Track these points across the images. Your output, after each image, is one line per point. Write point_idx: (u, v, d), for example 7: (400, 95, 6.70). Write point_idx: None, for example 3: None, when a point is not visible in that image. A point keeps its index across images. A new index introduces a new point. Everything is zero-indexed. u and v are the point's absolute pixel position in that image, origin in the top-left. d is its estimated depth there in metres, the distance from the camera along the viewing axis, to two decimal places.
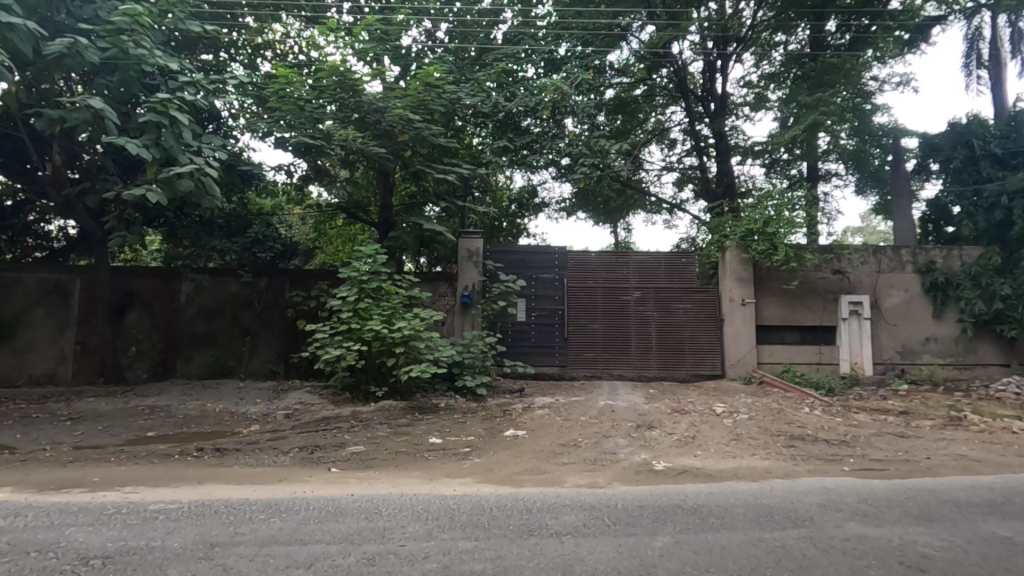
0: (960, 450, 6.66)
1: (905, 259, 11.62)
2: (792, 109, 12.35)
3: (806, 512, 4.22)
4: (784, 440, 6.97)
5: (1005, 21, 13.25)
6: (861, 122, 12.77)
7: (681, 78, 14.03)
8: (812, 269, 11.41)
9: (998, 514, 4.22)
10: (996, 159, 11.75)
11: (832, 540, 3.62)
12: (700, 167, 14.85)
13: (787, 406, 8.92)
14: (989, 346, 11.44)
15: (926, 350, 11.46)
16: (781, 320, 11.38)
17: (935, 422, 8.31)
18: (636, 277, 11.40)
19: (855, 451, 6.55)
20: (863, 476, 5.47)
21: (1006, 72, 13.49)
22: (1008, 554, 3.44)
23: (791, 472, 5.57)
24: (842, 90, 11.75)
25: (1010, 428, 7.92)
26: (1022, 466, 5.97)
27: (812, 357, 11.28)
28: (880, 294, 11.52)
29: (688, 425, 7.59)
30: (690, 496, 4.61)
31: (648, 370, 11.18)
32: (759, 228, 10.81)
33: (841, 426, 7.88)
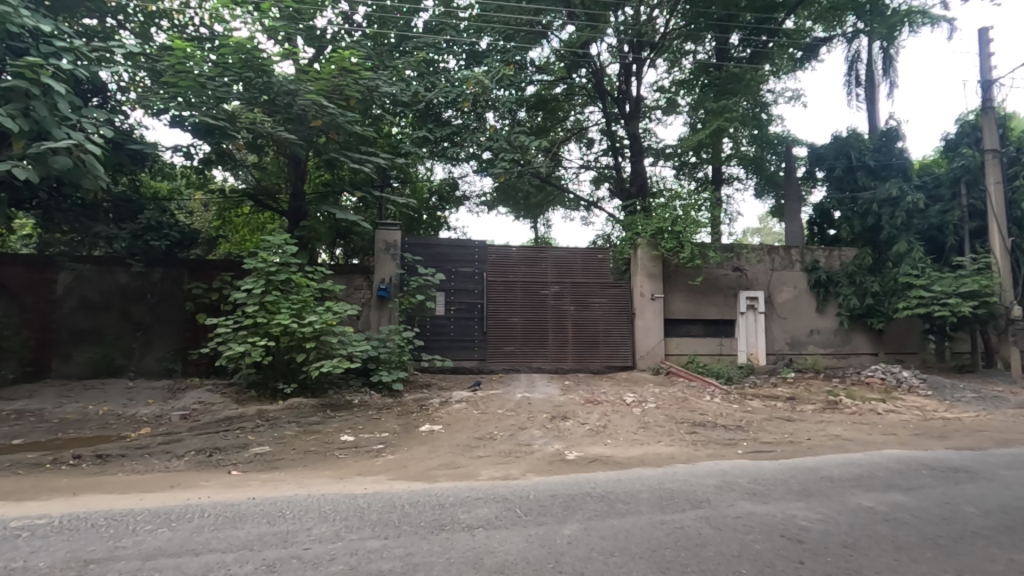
0: (836, 431, 7.42)
1: (794, 258, 12.73)
2: (699, 115, 13.12)
3: (703, 493, 4.52)
4: (686, 426, 7.43)
5: (879, 47, 14.83)
6: (760, 131, 13.89)
7: (598, 80, 14.45)
8: (715, 266, 12.20)
9: (864, 486, 4.75)
10: (870, 170, 13.15)
11: (725, 519, 3.90)
12: (616, 167, 15.43)
13: (690, 395, 9.51)
14: (863, 336, 12.79)
15: (810, 341, 12.64)
16: (686, 314, 12.10)
17: (816, 406, 9.20)
18: (554, 272, 11.65)
19: (748, 435, 7.09)
20: (755, 458, 5.94)
21: (879, 93, 15.09)
22: (870, 522, 3.88)
23: (691, 457, 5.94)
24: (743, 100, 12.58)
25: (876, 410, 8.92)
26: (885, 443, 6.75)
27: (713, 348, 12.11)
28: (773, 290, 12.55)
29: (600, 415, 7.88)
30: (599, 484, 4.79)
31: (564, 362, 11.49)
32: (668, 226, 11.38)
33: (737, 412, 8.51)
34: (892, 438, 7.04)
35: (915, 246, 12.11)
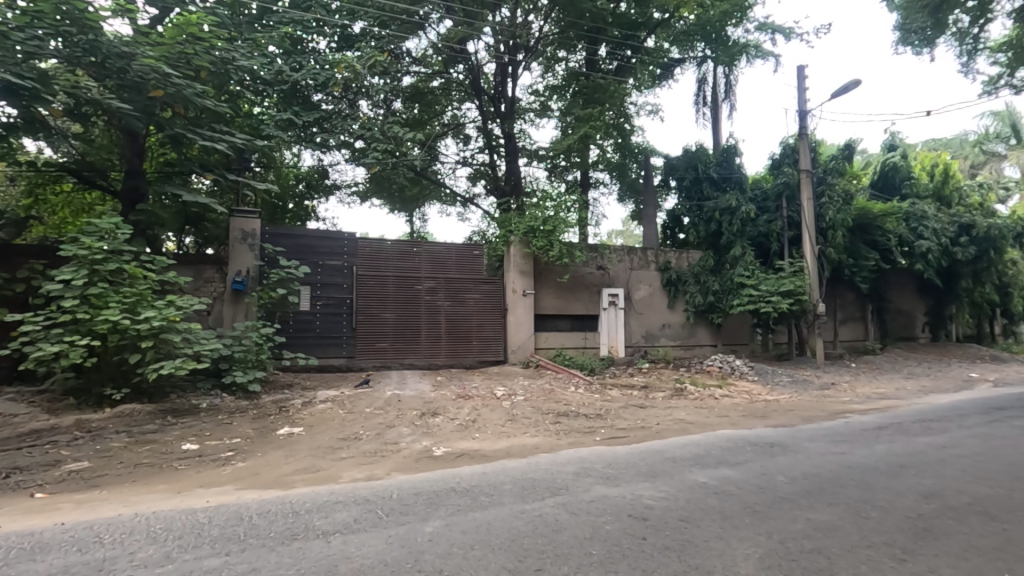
0: (680, 415, 8.25)
1: (650, 259, 13.88)
2: (569, 121, 13.80)
3: (562, 480, 4.74)
4: (551, 417, 7.78)
5: (722, 72, 16.66)
6: (623, 139, 15.02)
7: (475, 77, 14.48)
8: (581, 265, 12.91)
9: (700, 464, 5.32)
10: (713, 182, 14.78)
11: (581, 503, 4.14)
12: (491, 165, 15.62)
13: (557, 387, 9.96)
14: (705, 330, 14.35)
15: (662, 334, 13.89)
16: (555, 310, 12.68)
17: (665, 393, 10.14)
18: (427, 267, 11.50)
19: (606, 423, 7.59)
20: (611, 444, 6.38)
21: (721, 113, 16.98)
22: (703, 496, 4.35)
23: (554, 446, 6.23)
24: (608, 110, 13.42)
25: (714, 395, 10.06)
26: (719, 424, 7.63)
27: (578, 342, 12.86)
28: (632, 288, 13.59)
29: (470, 409, 7.94)
30: (465, 478, 4.82)
31: (437, 358, 11.41)
32: (539, 225, 11.79)
33: (597, 401, 9.10)
34: (724, 420, 7.98)
35: (747, 251, 13.84)
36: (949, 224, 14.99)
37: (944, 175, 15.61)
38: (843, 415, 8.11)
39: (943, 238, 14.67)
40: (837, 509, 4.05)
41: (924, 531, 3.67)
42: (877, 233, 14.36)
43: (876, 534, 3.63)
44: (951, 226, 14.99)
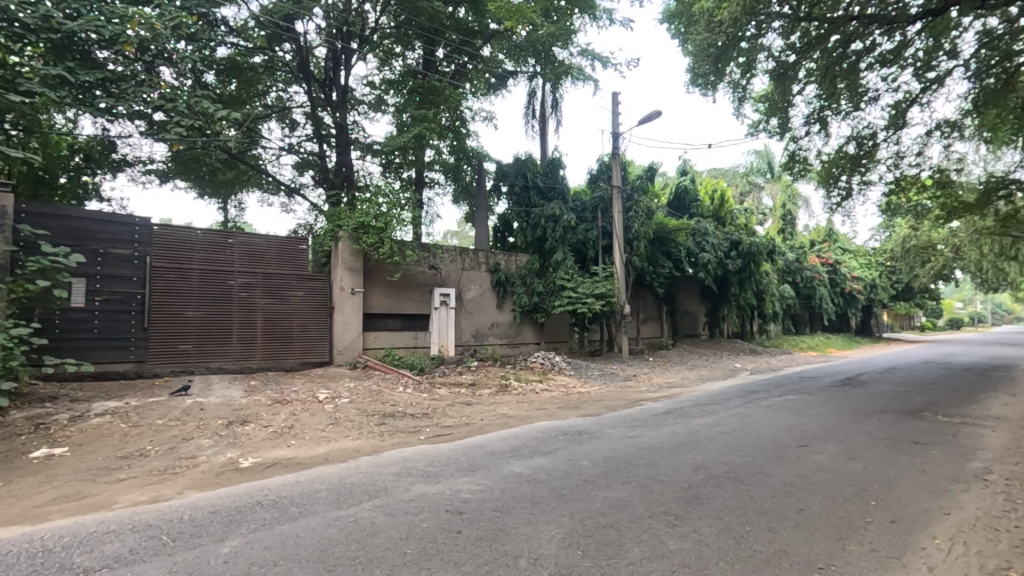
0: (503, 410, 8.65)
1: (481, 260, 14.32)
2: (404, 118, 13.61)
3: (381, 482, 4.65)
4: (376, 418, 7.59)
5: (548, 88, 17.90)
6: (459, 142, 15.22)
7: (303, 59, 13.47)
8: (413, 264, 12.83)
9: (516, 455, 5.63)
10: (540, 191, 15.78)
11: (399, 504, 4.10)
12: (320, 155, 14.61)
13: (384, 387, 9.75)
14: (530, 329, 15.26)
15: (491, 333, 14.44)
16: (385, 309, 12.42)
17: (491, 389, 10.55)
18: (242, 261, 10.39)
19: (432, 421, 7.65)
20: (435, 441, 6.44)
21: (548, 127, 18.24)
22: (517, 485, 4.61)
23: (377, 448, 6.08)
24: (443, 112, 13.54)
25: (535, 390, 10.74)
26: (537, 416, 8.16)
27: (408, 341, 12.79)
28: (463, 288, 13.89)
29: (287, 414, 7.39)
30: (274, 489, 4.46)
31: (251, 361, 10.37)
32: (369, 222, 11.40)
33: (425, 400, 9.12)
34: (542, 412, 8.57)
35: (567, 256, 15.06)
36: (723, 240, 17.96)
37: (721, 198, 18.69)
38: (640, 403, 9.25)
39: (718, 251, 17.54)
40: (628, 487, 4.60)
41: (693, 499, 4.35)
42: (671, 245, 16.67)
43: (657, 504, 4.20)
44: (725, 241, 17.97)
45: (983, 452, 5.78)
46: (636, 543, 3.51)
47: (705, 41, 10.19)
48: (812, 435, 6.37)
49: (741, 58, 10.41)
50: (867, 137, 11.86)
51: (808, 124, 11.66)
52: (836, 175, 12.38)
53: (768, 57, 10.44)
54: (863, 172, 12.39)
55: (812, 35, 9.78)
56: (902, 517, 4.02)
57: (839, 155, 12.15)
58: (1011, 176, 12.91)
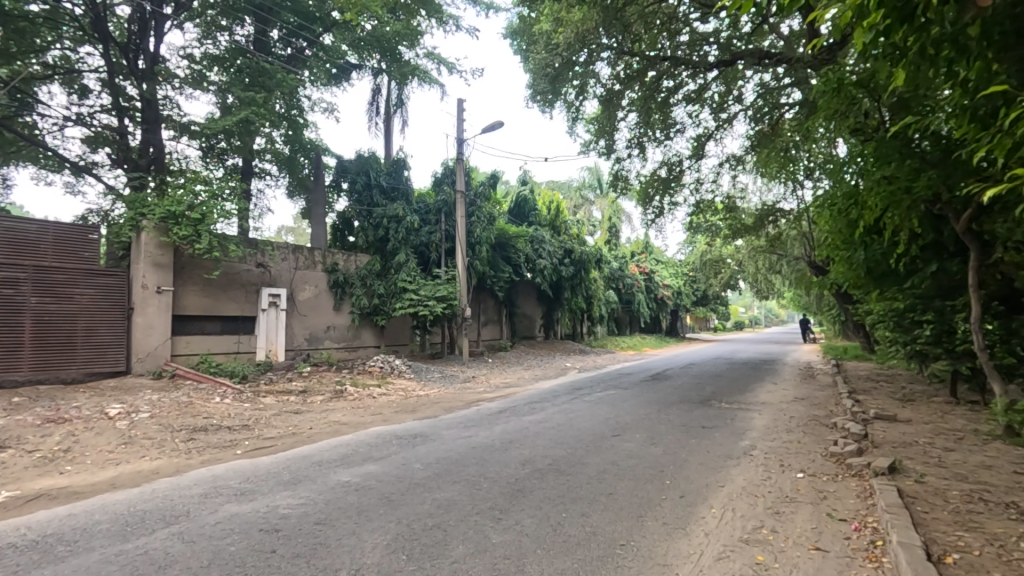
0: (335, 417, 8.24)
1: (316, 259, 13.50)
2: (228, 99, 12.31)
3: (182, 507, 4.12)
4: (184, 434, 6.71)
5: (394, 87, 17.60)
6: (294, 132, 14.20)
7: (99, 16, 11.44)
8: (236, 261, 11.63)
9: (344, 464, 5.40)
10: (382, 190, 15.41)
11: (201, 529, 3.67)
12: (120, 130, 12.50)
13: (196, 398, 8.66)
14: (369, 332, 14.78)
15: (326, 336, 13.68)
16: (200, 310, 11.06)
17: (324, 396, 9.99)
18: (6, 250, 8.42)
19: (253, 433, 7.00)
20: (254, 455, 5.89)
21: (393, 126, 17.92)
22: (343, 495, 4.42)
23: (181, 468, 5.37)
24: (275, 98, 12.54)
25: (372, 395, 10.41)
26: (371, 422, 7.91)
27: (229, 346, 11.57)
28: (295, 288, 12.95)
29: (63, 435, 6.18)
30: (36, 527, 3.71)
31: (14, 373, 8.38)
32: (183, 212, 10.06)
33: (246, 411, 8.31)
34: (377, 417, 8.32)
35: (410, 258, 14.92)
36: (557, 248, 19.25)
37: (557, 209, 20.01)
38: (476, 403, 9.48)
39: (553, 258, 18.77)
40: (458, 486, 4.69)
41: (517, 492, 4.57)
42: (511, 251, 17.39)
43: (484, 501, 4.34)
44: (559, 250, 19.28)
45: (751, 431, 6.98)
46: (461, 540, 3.58)
47: (544, 61, 10.84)
48: (624, 426, 7.11)
49: (575, 81, 11.27)
50: (676, 164, 13.63)
51: (630, 147, 13.01)
52: (651, 195, 14.01)
53: (598, 83, 11.46)
54: (672, 195, 14.21)
55: (634, 68, 10.98)
56: (689, 492, 4.68)
57: (653, 178, 13.78)
58: (777, 206, 15.82)
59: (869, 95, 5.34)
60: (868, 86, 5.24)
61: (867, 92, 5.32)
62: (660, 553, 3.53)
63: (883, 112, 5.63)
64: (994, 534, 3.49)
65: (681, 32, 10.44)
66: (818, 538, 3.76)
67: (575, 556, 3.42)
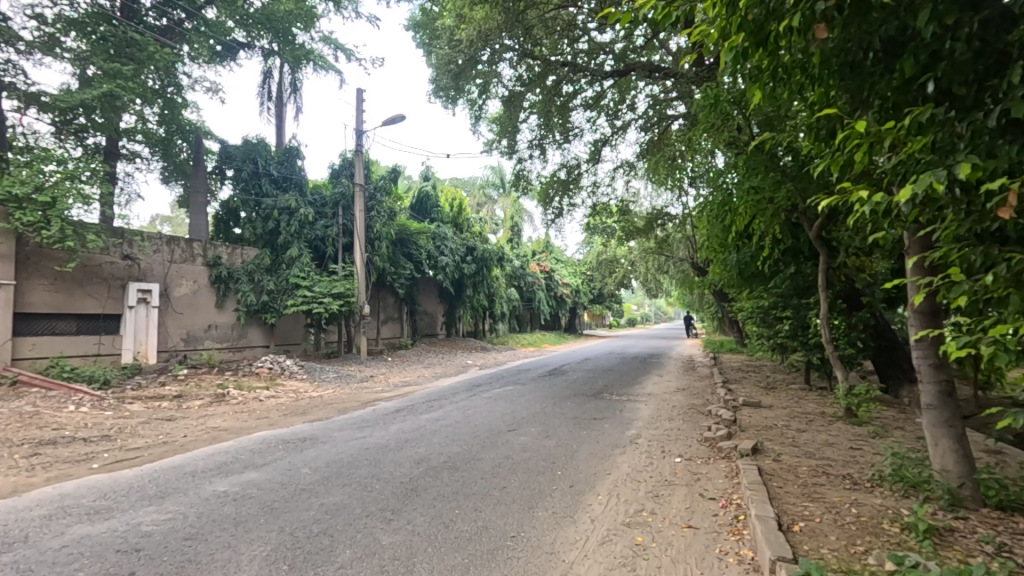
0: (215, 423, 7.63)
1: (195, 252, 12.43)
2: (89, 70, 10.91)
3: (20, 531, 3.62)
4: (26, 448, 5.87)
5: (287, 71, 16.67)
6: (171, 112, 12.92)
7: None
8: (97, 252, 10.36)
9: (221, 473, 5.01)
10: (272, 180, 14.55)
11: (42, 555, 3.24)
12: None
13: (44, 407, 7.61)
14: (256, 330, 13.85)
15: (207, 336, 12.62)
16: (51, 308, 9.73)
17: (203, 400, 9.21)
18: None
19: (114, 444, 6.29)
20: (114, 468, 5.28)
21: (286, 112, 16.97)
22: (218, 506, 4.10)
23: (21, 487, 4.70)
24: (147, 72, 11.34)
25: (258, 397, 9.75)
26: (256, 426, 7.41)
27: (88, 348, 10.30)
28: (169, 283, 11.81)
29: None
30: None
31: None
32: (28, 194, 8.77)
33: (106, 420, 7.43)
34: (263, 421, 7.83)
35: (303, 253, 14.16)
36: (460, 245, 19.23)
37: (459, 207, 19.97)
38: (373, 403, 9.22)
39: (455, 255, 18.72)
40: (347, 489, 4.52)
41: (410, 492, 4.50)
42: (412, 247, 17.09)
43: (375, 503, 4.22)
44: (462, 247, 19.26)
45: (637, 421, 7.43)
46: (349, 545, 3.47)
47: (446, 57, 10.73)
48: (520, 421, 7.26)
49: (478, 79, 11.27)
50: (574, 167, 14.13)
51: (531, 148, 13.27)
52: (550, 196, 14.39)
53: (500, 84, 11.58)
54: (571, 197, 14.73)
55: (535, 71, 11.22)
56: (578, 481, 4.88)
57: (552, 179, 14.17)
58: (665, 210, 16.95)
59: (741, 112, 5.88)
60: (739, 103, 5.78)
61: (739, 109, 5.86)
62: (548, 542, 3.64)
63: (753, 128, 6.22)
64: (832, 503, 3.98)
65: (580, 39, 10.81)
66: (691, 517, 4.08)
67: (465, 551, 3.44)
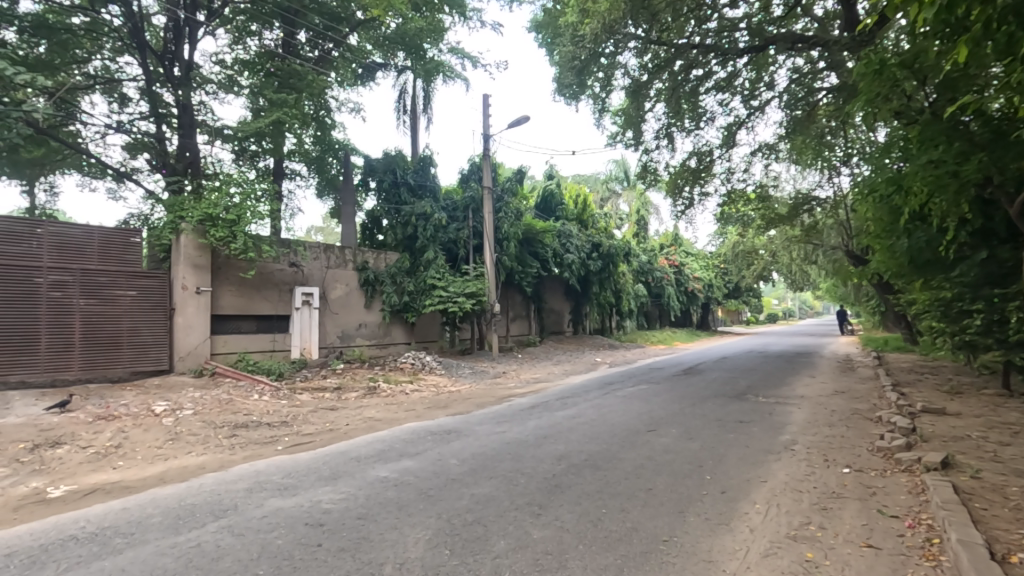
0: (370, 413, 8.37)
1: (347, 258, 13.74)
2: (260, 103, 12.51)
3: (230, 500, 4.27)
4: (226, 430, 6.90)
5: (420, 85, 17.84)
6: (323, 133, 14.35)
7: (136, 26, 11.37)
8: (270, 261, 11.90)
9: (381, 459, 5.49)
10: (409, 188, 15.60)
11: (249, 522, 3.78)
12: (158, 137, 12.72)
13: (236, 395, 8.90)
14: (399, 329, 14.97)
15: (358, 334, 13.92)
16: (237, 310, 11.35)
17: (358, 392, 10.15)
18: (53, 256, 8.57)
19: (291, 429, 7.16)
20: (294, 451, 6.02)
21: (420, 124, 18.10)
22: (382, 490, 4.48)
23: (225, 463, 5.53)
24: (305, 99, 12.65)
25: (404, 391, 10.52)
26: (405, 418, 8.00)
27: (266, 345, 11.84)
28: (327, 287, 13.20)
29: (113, 432, 6.48)
30: (92, 521, 3.95)
31: (65, 373, 8.62)
32: (218, 214, 10.30)
33: (283, 407, 8.50)
34: (411, 413, 8.44)
35: (438, 255, 14.99)
36: (585, 242, 19.12)
37: (583, 203, 19.89)
38: (508, 399, 9.49)
39: (581, 252, 18.67)
40: (495, 482, 4.69)
41: (555, 488, 4.55)
42: (538, 246, 17.36)
43: (521, 497, 4.34)
44: (587, 244, 19.14)
45: (791, 425, 6.81)
46: (502, 536, 3.59)
47: (570, 53, 10.70)
48: (659, 421, 7.02)
49: (600, 73, 11.13)
50: (705, 154, 13.37)
51: (658, 139, 12.74)
52: (680, 186, 13.72)
53: (624, 74, 11.30)
54: (702, 184, 13.92)
55: (662, 57, 10.79)
56: (730, 487, 4.59)
57: (682, 168, 13.51)
58: (812, 194, 15.38)
59: (916, 76, 5.13)
60: (913, 66, 4.99)
61: (913, 73, 5.11)
62: (705, 549, 3.46)
63: (930, 93, 5.40)
64: None
65: (710, 18, 10.20)
66: (870, 535, 3.64)
67: (617, 552, 3.39)
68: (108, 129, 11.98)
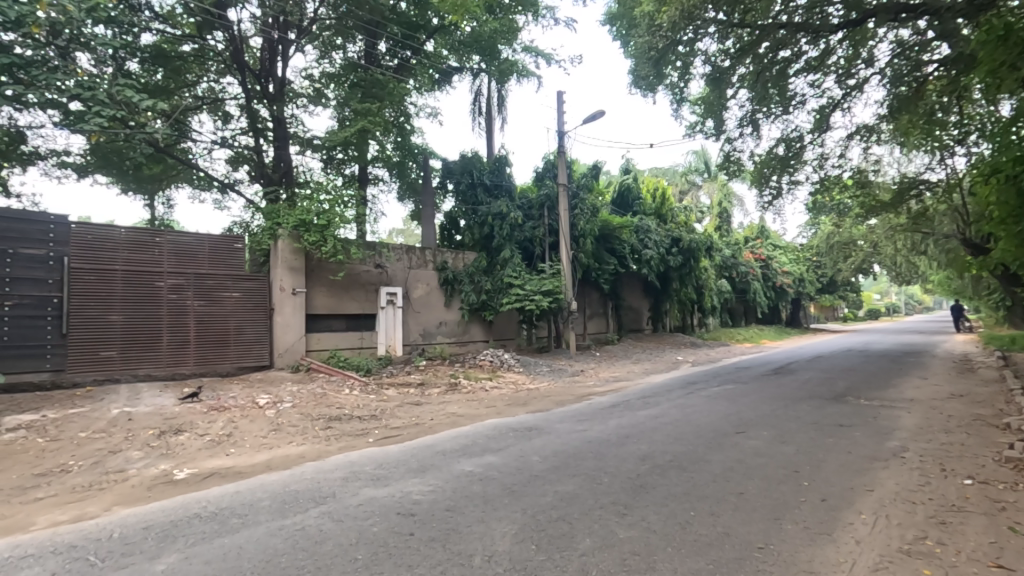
0: (453, 409, 8.61)
1: (427, 259, 14.22)
2: (346, 113, 13.19)
3: (328, 488, 4.55)
4: (322, 422, 7.37)
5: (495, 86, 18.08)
6: (403, 138, 14.91)
7: (236, 49, 12.36)
8: (357, 263, 12.55)
9: (465, 454, 5.64)
10: (486, 188, 15.85)
11: (346, 509, 4.02)
12: (256, 149, 13.75)
13: (329, 390, 9.46)
14: (477, 327, 15.28)
15: (439, 331, 14.35)
16: (328, 309, 12.07)
17: (440, 388, 10.46)
18: (171, 262, 9.52)
19: (380, 423, 7.52)
20: (384, 443, 6.32)
21: (495, 124, 18.34)
22: (467, 484, 4.60)
23: (322, 453, 5.91)
24: (386, 107, 13.20)
25: (484, 388, 10.71)
26: (486, 414, 8.16)
27: (354, 342, 12.50)
28: (410, 286, 13.71)
29: (225, 422, 7.11)
30: (211, 501, 4.36)
31: (183, 367, 9.55)
32: (311, 220, 10.99)
33: (372, 402, 8.93)
34: (491, 410, 8.59)
35: (515, 254, 15.13)
36: (664, 237, 18.53)
37: (662, 197, 19.30)
38: (588, 397, 9.42)
39: (660, 247, 18.12)
40: (578, 480, 4.68)
41: (639, 488, 4.47)
42: (615, 242, 17.05)
43: (606, 496, 4.29)
44: (666, 238, 18.55)
45: (901, 431, 6.25)
46: (587, 534, 3.57)
47: (646, 44, 10.45)
48: (748, 423, 6.68)
49: (678, 62, 10.77)
50: (795, 140, 12.57)
51: (741, 127, 12.11)
52: (767, 175, 12.96)
53: (704, 61, 10.85)
54: (792, 172, 13.10)
55: (744, 41, 10.27)
56: (832, 495, 4.29)
57: (769, 157, 12.77)
58: (921, 177, 14.01)
59: None
60: None
61: None
62: (804, 560, 3.26)
63: None
64: None
65: None
66: (1000, 555, 3.27)
67: (708, 557, 3.27)
68: (215, 145, 13.12)
